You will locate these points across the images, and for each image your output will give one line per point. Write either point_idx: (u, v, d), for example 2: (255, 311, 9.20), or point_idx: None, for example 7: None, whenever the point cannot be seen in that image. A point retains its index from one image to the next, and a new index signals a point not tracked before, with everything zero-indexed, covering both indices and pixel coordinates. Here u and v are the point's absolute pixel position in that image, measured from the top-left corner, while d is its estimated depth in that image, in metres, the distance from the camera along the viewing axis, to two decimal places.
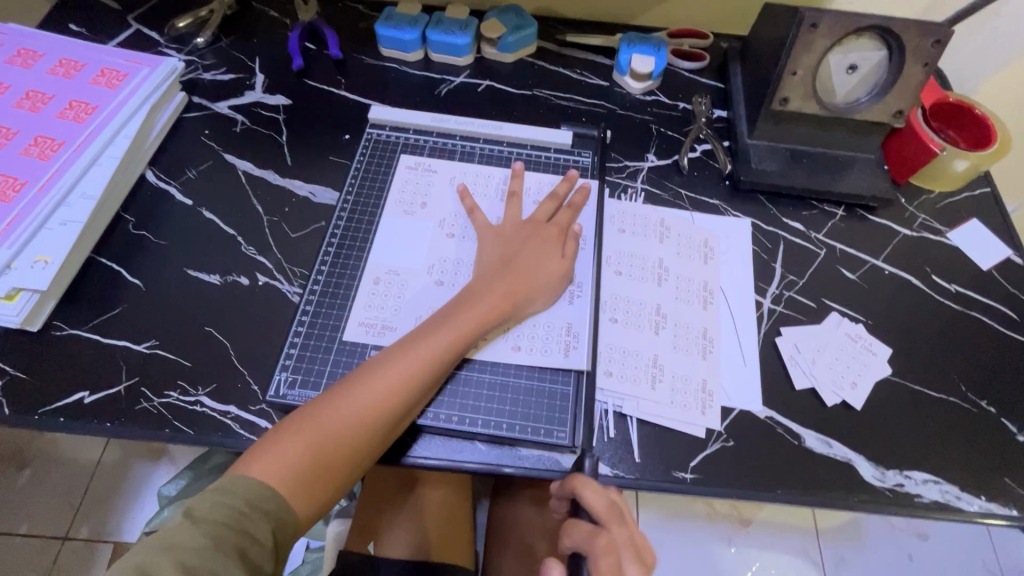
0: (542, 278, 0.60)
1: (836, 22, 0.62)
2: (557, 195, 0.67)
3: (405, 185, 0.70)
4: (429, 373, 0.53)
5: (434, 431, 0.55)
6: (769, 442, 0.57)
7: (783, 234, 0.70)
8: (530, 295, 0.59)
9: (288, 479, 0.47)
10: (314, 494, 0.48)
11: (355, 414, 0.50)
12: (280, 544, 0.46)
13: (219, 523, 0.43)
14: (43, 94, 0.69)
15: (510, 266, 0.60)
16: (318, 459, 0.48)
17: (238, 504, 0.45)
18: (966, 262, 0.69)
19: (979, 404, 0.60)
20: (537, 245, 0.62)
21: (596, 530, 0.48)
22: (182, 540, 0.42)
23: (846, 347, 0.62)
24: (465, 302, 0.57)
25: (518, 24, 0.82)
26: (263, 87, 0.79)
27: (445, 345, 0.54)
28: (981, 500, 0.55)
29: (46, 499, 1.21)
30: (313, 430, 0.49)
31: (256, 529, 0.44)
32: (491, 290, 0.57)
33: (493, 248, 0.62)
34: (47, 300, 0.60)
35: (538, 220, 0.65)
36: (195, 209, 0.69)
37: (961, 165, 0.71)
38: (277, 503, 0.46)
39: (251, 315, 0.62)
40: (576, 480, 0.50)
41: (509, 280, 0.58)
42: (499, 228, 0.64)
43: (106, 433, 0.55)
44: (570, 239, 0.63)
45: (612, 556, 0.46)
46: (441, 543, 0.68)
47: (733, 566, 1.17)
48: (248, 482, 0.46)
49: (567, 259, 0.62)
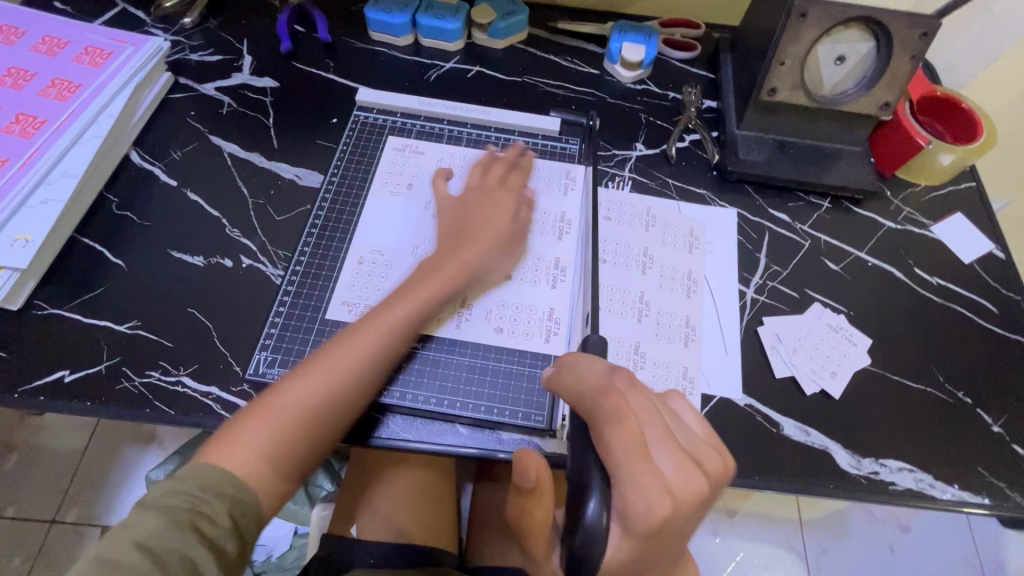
0: (499, 244, 0.61)
1: (825, 11, 0.62)
2: (509, 161, 0.67)
3: (385, 164, 0.70)
4: (387, 350, 0.53)
5: (398, 411, 0.55)
6: (748, 430, 0.58)
7: (769, 225, 0.70)
8: (484, 261, 0.60)
9: (248, 465, 0.46)
10: (277, 479, 0.47)
11: (313, 396, 0.49)
12: (242, 530, 0.44)
13: (172, 506, 0.42)
14: (26, 71, 0.69)
15: (463, 234, 0.60)
16: (277, 445, 0.47)
17: (191, 488, 0.43)
18: (949, 255, 0.70)
19: (957, 395, 0.61)
20: (491, 208, 0.63)
21: (605, 390, 0.41)
22: (139, 523, 0.41)
23: (826, 337, 0.63)
24: (422, 276, 0.57)
25: (509, 10, 0.81)
26: (250, 70, 0.79)
27: (404, 317, 0.54)
28: (955, 489, 0.56)
29: (32, 483, 1.20)
30: (273, 413, 0.48)
31: (208, 509, 0.43)
32: (446, 260, 0.58)
33: (448, 217, 0.63)
34: (29, 279, 0.60)
35: (490, 184, 0.65)
36: (180, 190, 0.68)
37: (946, 159, 0.71)
38: (234, 485, 0.44)
39: (235, 297, 0.62)
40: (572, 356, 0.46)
41: (464, 248, 0.59)
42: (459, 198, 0.64)
43: (87, 413, 0.55)
44: (525, 207, 0.65)
45: (627, 415, 0.39)
46: (421, 526, 0.69)
47: (718, 554, 1.19)
48: (205, 468, 0.45)
49: (517, 223, 0.63)
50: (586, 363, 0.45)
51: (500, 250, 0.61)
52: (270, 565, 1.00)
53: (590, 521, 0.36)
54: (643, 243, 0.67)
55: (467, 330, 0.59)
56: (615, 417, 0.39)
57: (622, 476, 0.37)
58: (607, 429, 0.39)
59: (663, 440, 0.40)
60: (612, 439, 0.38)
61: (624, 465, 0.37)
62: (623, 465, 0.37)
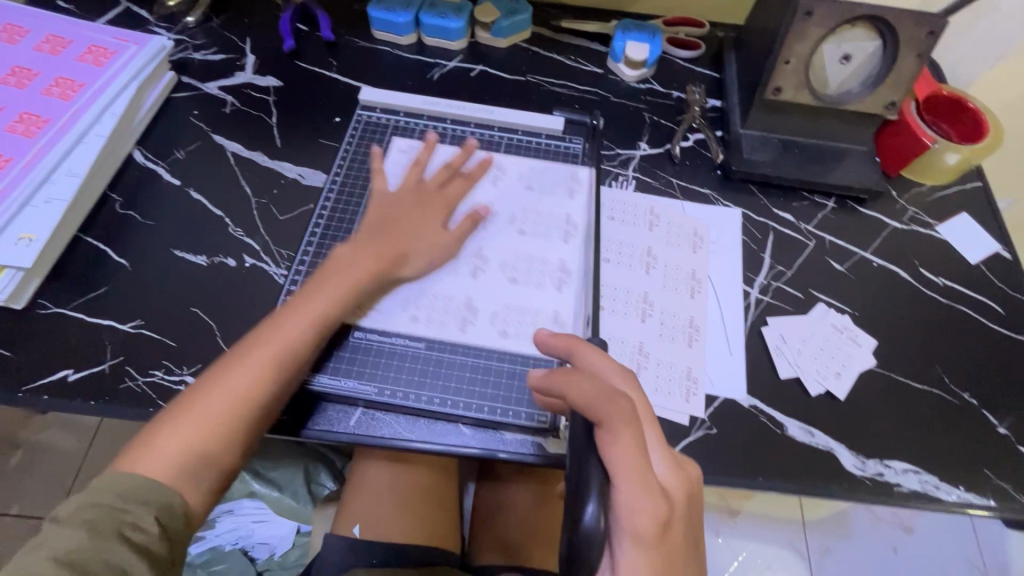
0: (432, 243, 0.61)
1: (831, 10, 0.61)
2: (452, 168, 0.68)
3: (385, 165, 0.69)
4: (299, 347, 0.52)
5: (356, 403, 0.56)
6: (752, 430, 0.57)
7: (773, 225, 0.70)
8: (405, 258, 0.60)
9: (169, 470, 0.45)
10: (199, 482, 0.46)
11: (229, 396, 0.48)
12: (170, 530, 0.44)
13: (93, 517, 0.42)
14: (29, 70, 0.69)
15: (385, 231, 0.60)
16: (194, 447, 0.46)
17: (108, 499, 0.43)
18: (955, 255, 0.70)
19: (962, 396, 0.61)
20: (419, 216, 0.63)
21: (615, 394, 0.41)
22: (61, 540, 0.41)
23: (831, 338, 0.63)
24: (332, 271, 0.57)
25: (513, 9, 0.81)
26: (253, 69, 0.79)
27: (315, 312, 0.53)
28: (960, 491, 0.56)
29: (36, 481, 1.21)
30: (192, 416, 0.47)
31: (135, 518, 0.43)
32: (367, 255, 0.58)
33: (379, 211, 0.63)
34: (32, 278, 0.60)
35: (431, 188, 0.66)
36: (183, 189, 0.68)
37: (953, 158, 0.71)
38: (155, 492, 0.44)
39: (238, 297, 0.62)
40: (586, 351, 0.46)
41: (387, 244, 0.59)
42: (393, 195, 0.65)
43: (90, 412, 0.55)
44: (464, 219, 0.64)
45: (634, 421, 0.40)
46: (425, 525, 0.69)
47: (721, 555, 1.19)
48: (127, 477, 0.44)
49: (450, 233, 0.63)
50: (591, 360, 0.45)
51: (419, 252, 0.61)
52: (273, 563, 1.00)
53: (589, 524, 0.35)
54: (646, 243, 0.67)
55: (471, 334, 0.58)
56: (622, 422, 0.39)
57: (622, 485, 0.38)
58: (612, 435, 0.39)
59: (659, 444, 0.43)
60: (616, 447, 0.39)
61: (633, 471, 0.38)
62: (625, 473, 0.38)
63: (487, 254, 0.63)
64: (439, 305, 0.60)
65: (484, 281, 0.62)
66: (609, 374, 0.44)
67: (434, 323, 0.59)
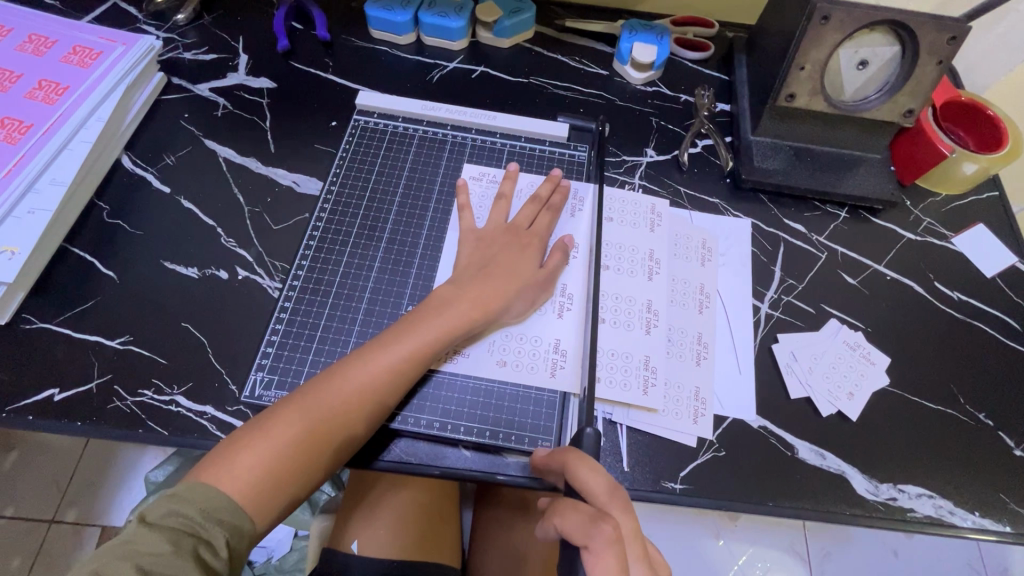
0: (529, 284, 0.58)
1: (850, 14, 0.58)
2: (539, 200, 0.64)
3: (470, 199, 0.66)
4: (391, 382, 0.50)
5: (402, 434, 0.54)
6: (764, 454, 0.56)
7: (784, 236, 0.68)
8: (508, 301, 0.56)
9: (246, 485, 0.44)
10: (271, 503, 0.45)
11: (316, 418, 0.47)
12: (237, 553, 0.43)
13: (176, 529, 0.41)
14: (11, 72, 0.66)
15: (487, 271, 0.57)
16: (271, 466, 0.45)
17: (190, 512, 0.42)
18: (971, 268, 0.68)
19: (977, 417, 0.59)
20: (517, 254, 0.59)
21: (599, 517, 0.40)
22: (146, 546, 0.40)
23: (844, 355, 0.61)
24: (434, 308, 0.54)
25: (515, 7, 0.78)
26: (246, 69, 0.76)
27: (413, 349, 0.51)
28: (975, 517, 0.54)
29: (30, 483, 1.19)
30: (275, 433, 0.46)
31: (211, 536, 0.42)
32: (462, 295, 0.55)
33: (472, 251, 0.60)
34: (16, 292, 0.57)
35: (520, 227, 0.62)
36: (173, 197, 0.66)
37: (970, 168, 0.68)
38: (230, 510, 0.43)
39: (229, 312, 0.59)
40: (575, 461, 0.44)
41: (485, 289, 0.55)
42: (482, 232, 0.61)
43: (77, 433, 0.53)
44: (556, 251, 0.60)
45: (619, 549, 0.39)
46: (422, 544, 0.67)
47: (721, 559, 1.18)
48: (202, 487, 0.43)
49: (545, 270, 0.59)
50: (584, 476, 0.43)
51: (522, 294, 0.57)
52: (270, 567, 1.00)
53: None
54: (649, 247, 0.65)
55: (559, 381, 0.56)
56: (607, 551, 0.38)
57: None
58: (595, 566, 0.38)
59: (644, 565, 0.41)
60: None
61: None
62: None
63: (574, 292, 0.61)
64: (529, 347, 0.57)
65: (573, 321, 0.59)
66: (598, 491, 0.42)
67: (523, 367, 0.56)
